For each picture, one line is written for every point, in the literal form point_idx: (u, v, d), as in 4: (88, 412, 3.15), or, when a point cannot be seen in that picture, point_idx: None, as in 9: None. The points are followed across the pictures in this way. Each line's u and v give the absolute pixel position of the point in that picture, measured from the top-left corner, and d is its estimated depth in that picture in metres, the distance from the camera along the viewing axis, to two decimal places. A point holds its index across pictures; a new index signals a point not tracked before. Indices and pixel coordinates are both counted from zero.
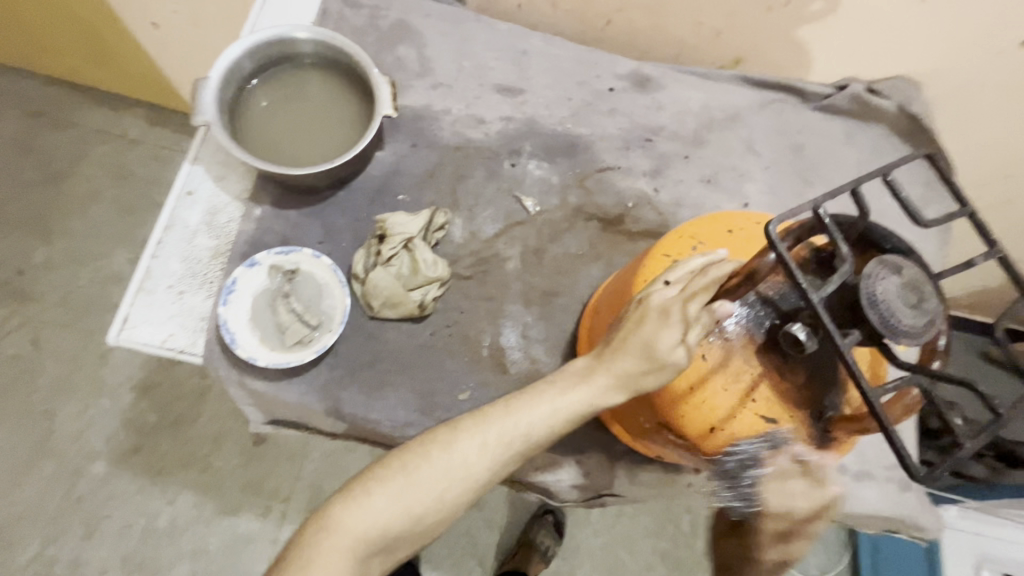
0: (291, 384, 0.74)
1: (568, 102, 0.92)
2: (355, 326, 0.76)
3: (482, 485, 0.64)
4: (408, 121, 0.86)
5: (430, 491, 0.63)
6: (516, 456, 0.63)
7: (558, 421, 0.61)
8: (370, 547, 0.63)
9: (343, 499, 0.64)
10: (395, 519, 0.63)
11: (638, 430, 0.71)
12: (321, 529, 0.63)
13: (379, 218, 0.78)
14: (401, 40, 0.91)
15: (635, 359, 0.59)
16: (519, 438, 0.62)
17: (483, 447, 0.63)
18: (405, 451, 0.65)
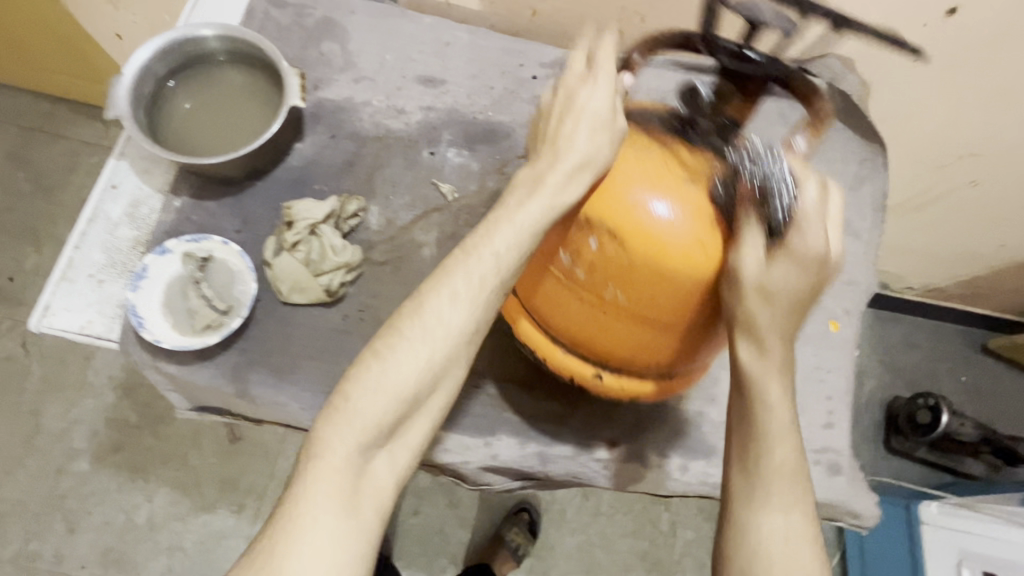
0: (201, 367, 0.75)
1: (490, 91, 0.94)
2: (268, 311, 0.78)
3: (471, 342, 0.57)
4: (328, 113, 0.89)
5: (413, 357, 0.55)
6: (494, 295, 0.57)
7: (522, 245, 0.57)
8: (366, 450, 0.53)
9: (329, 414, 0.53)
10: (385, 408, 0.53)
11: (583, 326, 0.64)
12: (312, 456, 0.51)
13: (286, 205, 0.80)
14: (325, 36, 0.93)
15: (581, 157, 0.57)
16: (490, 274, 0.57)
17: (455, 300, 0.56)
18: (373, 341, 0.56)
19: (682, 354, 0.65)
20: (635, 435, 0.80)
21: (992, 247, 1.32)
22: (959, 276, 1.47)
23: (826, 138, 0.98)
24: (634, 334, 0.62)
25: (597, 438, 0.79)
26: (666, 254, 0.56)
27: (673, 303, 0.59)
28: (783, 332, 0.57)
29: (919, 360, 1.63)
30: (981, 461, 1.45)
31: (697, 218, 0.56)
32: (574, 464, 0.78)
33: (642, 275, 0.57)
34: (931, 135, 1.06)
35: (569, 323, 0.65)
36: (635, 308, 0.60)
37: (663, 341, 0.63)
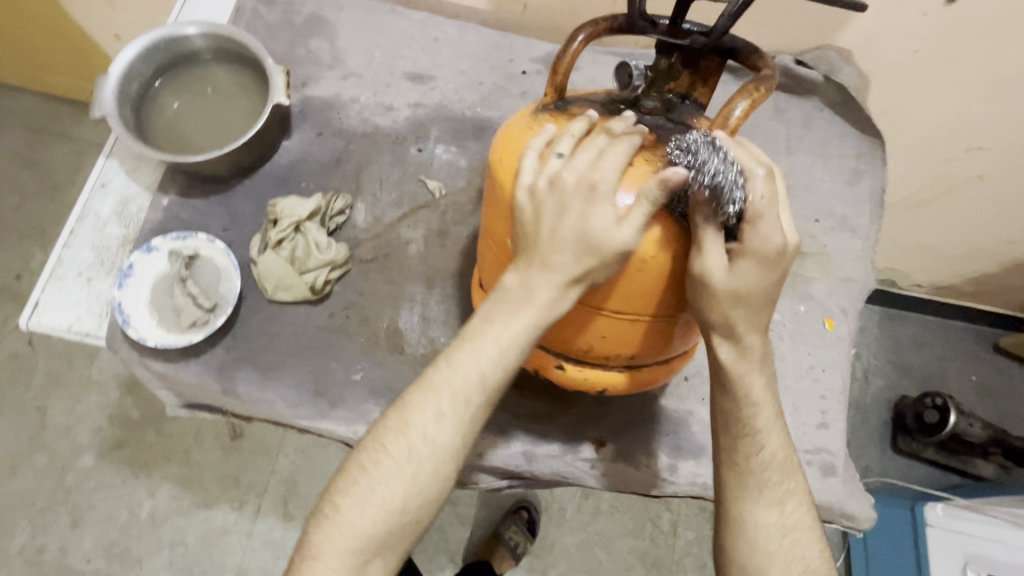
0: (188, 364, 0.76)
1: (479, 87, 0.93)
2: (255, 308, 0.79)
3: (461, 456, 0.54)
4: (315, 110, 0.89)
5: (402, 481, 0.52)
6: (482, 411, 0.53)
7: (509, 350, 0.51)
8: (362, 560, 0.51)
9: (319, 522, 0.53)
10: (375, 527, 0.51)
11: (567, 341, 0.61)
12: (308, 561, 0.52)
13: (271, 203, 0.80)
14: (314, 33, 0.93)
15: (576, 262, 0.50)
16: (473, 391, 0.52)
17: (440, 416, 0.52)
18: (357, 452, 0.54)
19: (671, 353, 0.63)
20: (624, 434, 0.79)
21: (1001, 243, 1.28)
22: (968, 273, 1.43)
23: (823, 133, 0.96)
24: (622, 347, 0.59)
25: (584, 437, 0.78)
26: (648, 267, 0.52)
27: (651, 304, 0.55)
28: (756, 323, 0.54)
29: (929, 360, 1.59)
30: (991, 462, 1.44)
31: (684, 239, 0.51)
32: (561, 464, 0.77)
33: (632, 298, 0.54)
34: (935, 127, 1.03)
35: (554, 339, 0.61)
36: (622, 325, 0.57)
37: (656, 347, 0.60)
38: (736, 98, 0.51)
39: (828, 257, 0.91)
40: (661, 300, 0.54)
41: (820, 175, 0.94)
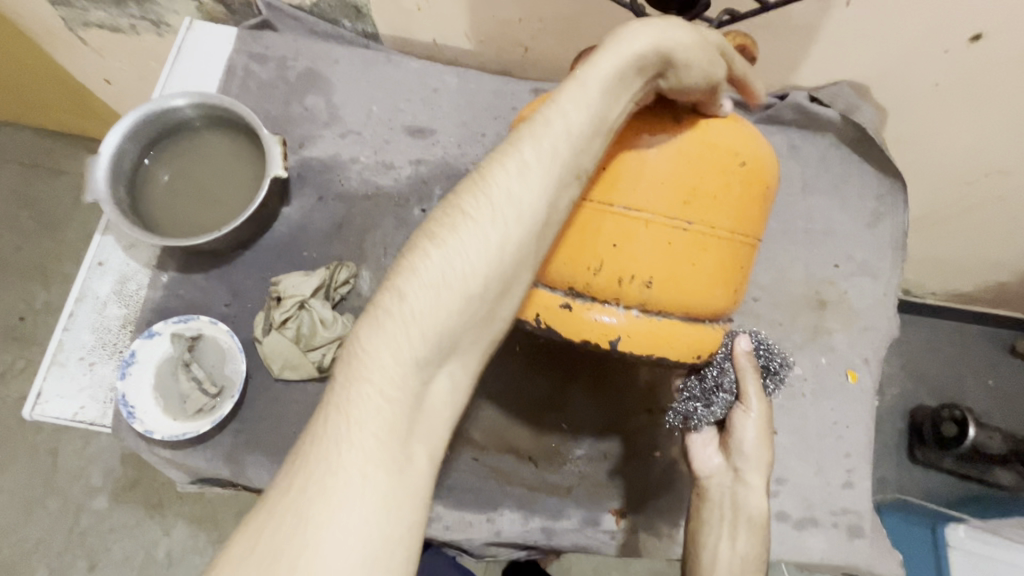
0: (197, 451, 0.74)
1: (482, 139, 0.90)
2: (262, 388, 0.77)
3: (544, 228, 0.45)
4: (314, 173, 0.86)
5: (481, 251, 0.42)
6: (572, 171, 0.45)
7: (600, 101, 0.45)
8: (421, 356, 0.41)
9: (371, 323, 0.42)
10: (451, 313, 0.41)
11: (580, 261, 0.55)
12: (356, 369, 0.41)
13: (275, 279, 0.78)
14: (309, 90, 0.90)
15: (668, 44, 0.46)
16: (564, 141, 0.44)
17: (525, 175, 0.44)
18: (425, 229, 0.44)
19: (695, 301, 0.55)
20: (644, 504, 0.77)
21: (996, 262, 1.19)
22: (985, 283, 1.31)
23: (841, 172, 0.92)
24: (641, 262, 0.53)
25: (604, 508, 0.77)
26: (689, 153, 0.52)
27: (698, 205, 0.53)
28: (762, 466, 0.70)
29: (944, 368, 1.46)
30: (1010, 470, 1.31)
31: (716, 131, 0.53)
32: (581, 536, 0.75)
33: (661, 180, 0.52)
34: (961, 143, 0.91)
35: (565, 263, 0.55)
36: (643, 221, 0.53)
37: (683, 281, 0.54)
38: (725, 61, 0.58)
39: (848, 304, 0.88)
40: (685, 194, 0.52)
41: (838, 217, 0.91)
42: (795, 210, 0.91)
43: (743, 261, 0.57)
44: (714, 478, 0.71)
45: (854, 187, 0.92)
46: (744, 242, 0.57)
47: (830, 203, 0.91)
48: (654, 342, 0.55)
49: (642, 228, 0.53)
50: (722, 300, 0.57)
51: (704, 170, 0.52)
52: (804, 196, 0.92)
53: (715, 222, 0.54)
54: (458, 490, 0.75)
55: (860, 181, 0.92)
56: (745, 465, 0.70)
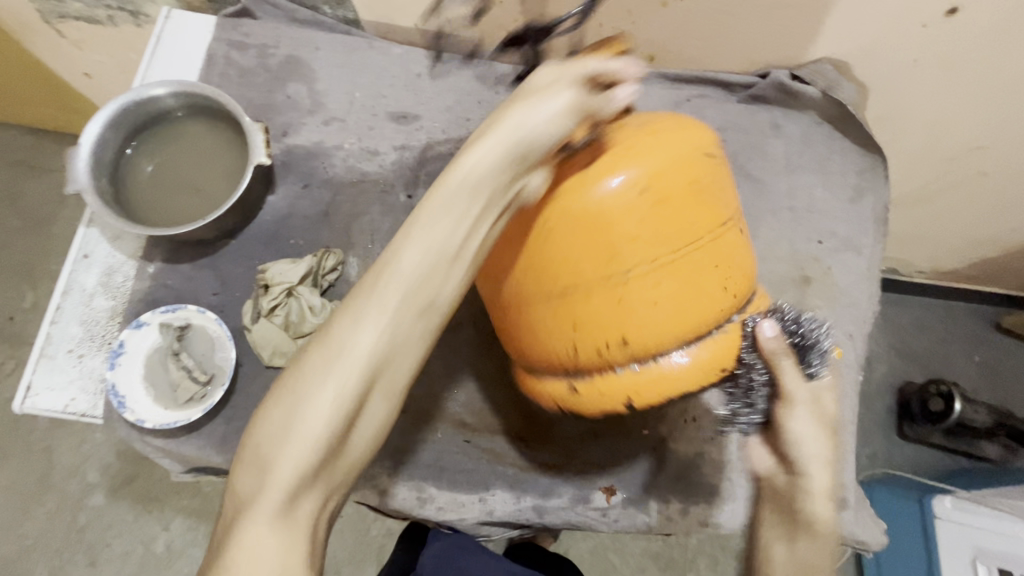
0: (190, 439, 0.75)
1: (466, 123, 0.90)
2: (252, 376, 0.77)
3: (389, 363, 0.48)
4: (299, 162, 0.86)
5: (348, 376, 0.46)
6: (409, 306, 0.48)
7: (432, 236, 0.49)
8: (288, 499, 0.45)
9: (241, 469, 0.47)
10: (309, 457, 0.45)
11: (558, 340, 0.57)
12: (233, 519, 0.46)
13: (262, 268, 0.78)
14: (290, 77, 0.90)
15: (528, 114, 0.50)
16: (392, 284, 0.48)
17: (359, 322, 0.47)
18: (280, 381, 0.48)
19: (689, 326, 0.54)
20: (633, 481, 0.79)
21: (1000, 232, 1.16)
22: (971, 258, 1.29)
23: (823, 150, 0.93)
24: (608, 325, 0.54)
25: (594, 486, 0.78)
26: (607, 198, 0.51)
27: (639, 247, 0.52)
28: (822, 458, 0.60)
29: (929, 343, 1.45)
30: (995, 443, 1.33)
31: (642, 152, 0.51)
32: (571, 514, 0.77)
33: (596, 236, 0.52)
34: (948, 115, 0.90)
35: (549, 349, 0.58)
36: (588, 282, 0.53)
37: (655, 323, 0.54)
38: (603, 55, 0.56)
39: (832, 279, 0.89)
40: (618, 242, 0.52)
41: (820, 194, 0.92)
42: (777, 188, 0.92)
43: (719, 272, 0.55)
44: (771, 478, 0.62)
45: (836, 164, 0.93)
46: (708, 258, 0.54)
47: (813, 181, 0.92)
48: (662, 389, 0.54)
49: (592, 296, 0.54)
50: (715, 315, 0.55)
51: (627, 208, 0.51)
52: (786, 174, 0.93)
53: (661, 247, 0.52)
54: (449, 471, 0.77)
55: (841, 159, 0.93)
56: (803, 459, 0.60)
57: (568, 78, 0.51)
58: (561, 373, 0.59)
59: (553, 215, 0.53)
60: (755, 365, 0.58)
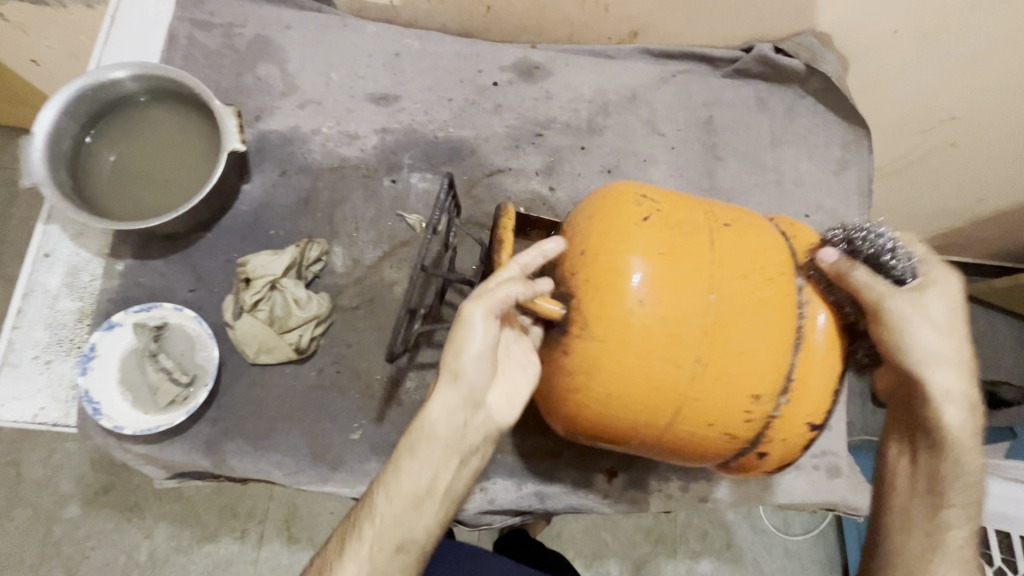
0: (174, 444, 0.71)
1: (449, 104, 0.87)
2: (236, 374, 0.74)
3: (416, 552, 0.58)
4: (274, 147, 0.82)
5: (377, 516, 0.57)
6: (414, 508, 0.57)
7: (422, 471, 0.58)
8: None
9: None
10: None
11: (705, 438, 0.58)
12: None
13: (242, 260, 0.73)
14: (260, 58, 0.85)
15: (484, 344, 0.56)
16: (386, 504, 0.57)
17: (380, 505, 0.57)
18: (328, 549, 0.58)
19: (786, 340, 0.57)
20: (634, 462, 0.78)
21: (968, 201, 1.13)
22: (936, 232, 1.26)
23: (807, 123, 0.93)
24: (732, 399, 0.56)
25: (595, 469, 0.78)
26: (628, 311, 0.55)
27: (686, 329, 0.55)
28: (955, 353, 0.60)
29: None
30: None
31: (604, 248, 0.57)
32: (574, 497, 0.77)
33: (646, 346, 0.55)
34: (945, 75, 0.85)
35: (707, 440, 0.58)
36: (671, 393, 0.56)
37: (756, 372, 0.56)
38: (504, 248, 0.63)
39: None
40: (668, 332, 0.55)
41: (806, 168, 0.92)
42: (765, 162, 0.92)
43: (760, 296, 0.57)
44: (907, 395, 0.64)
45: (821, 137, 0.93)
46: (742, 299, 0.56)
47: (798, 155, 0.92)
48: (814, 397, 0.57)
49: (692, 391, 0.56)
50: (788, 315, 0.57)
51: (654, 310, 0.55)
52: (772, 148, 0.92)
53: (688, 322, 0.55)
54: None
55: (825, 132, 0.93)
56: (931, 364, 0.60)
57: (480, 288, 0.56)
58: (736, 455, 0.60)
59: (600, 355, 0.56)
60: (840, 294, 0.59)
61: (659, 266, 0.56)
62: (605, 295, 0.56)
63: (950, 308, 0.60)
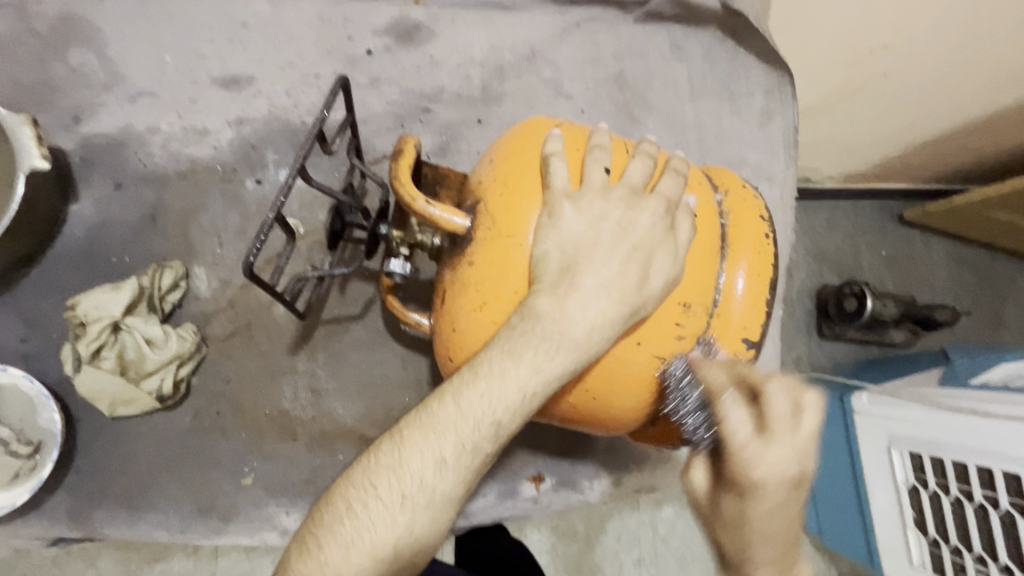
0: (29, 520, 0.62)
1: (316, 81, 0.73)
2: (95, 430, 0.64)
3: (428, 547, 0.44)
4: (102, 155, 0.68)
5: (391, 528, 0.42)
6: (412, 519, 0.43)
7: (412, 479, 0.43)
8: None
9: None
10: None
11: (643, 374, 0.48)
12: None
13: (74, 301, 0.62)
14: (69, 42, 0.69)
15: (613, 249, 0.44)
16: (363, 525, 0.42)
17: (357, 523, 0.42)
18: None
19: (716, 238, 0.50)
20: (563, 462, 0.74)
21: (903, 129, 0.97)
22: (882, 160, 1.09)
23: (729, 68, 0.84)
24: (664, 312, 0.48)
25: (521, 476, 0.74)
26: (539, 196, 0.47)
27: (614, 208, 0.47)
28: (767, 539, 0.44)
29: (842, 243, 1.25)
30: (903, 327, 1.15)
31: (514, 146, 0.50)
32: (501, 509, 0.73)
33: None
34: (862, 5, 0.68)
35: (641, 374, 0.48)
36: None
37: (697, 271, 0.49)
38: (407, 161, 0.49)
39: None
40: None
41: (728, 121, 0.83)
42: (686, 117, 0.83)
43: (694, 187, 0.52)
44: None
45: (745, 83, 0.84)
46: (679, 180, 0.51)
47: (720, 106, 0.83)
48: (762, 310, 0.51)
49: None
50: (713, 216, 0.51)
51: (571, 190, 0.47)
52: (691, 101, 0.83)
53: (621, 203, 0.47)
54: None
55: (750, 78, 0.84)
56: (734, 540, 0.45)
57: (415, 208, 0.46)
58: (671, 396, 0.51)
59: (503, 245, 0.46)
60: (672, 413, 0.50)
61: (577, 151, 0.49)
62: (516, 181, 0.47)
63: (769, 494, 0.43)
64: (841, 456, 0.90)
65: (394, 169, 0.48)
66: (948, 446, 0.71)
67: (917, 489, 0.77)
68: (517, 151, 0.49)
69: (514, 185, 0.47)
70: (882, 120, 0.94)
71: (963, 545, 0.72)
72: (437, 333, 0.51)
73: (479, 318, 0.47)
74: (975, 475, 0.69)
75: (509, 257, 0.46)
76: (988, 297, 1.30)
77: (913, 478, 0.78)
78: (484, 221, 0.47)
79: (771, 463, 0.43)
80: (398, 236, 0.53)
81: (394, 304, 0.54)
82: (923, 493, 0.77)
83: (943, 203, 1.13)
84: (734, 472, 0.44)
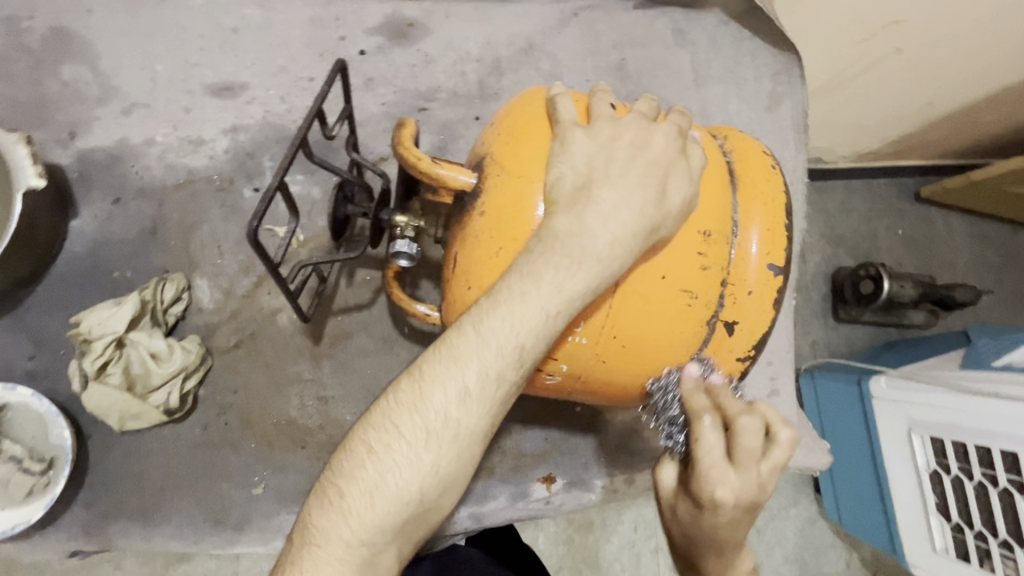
0: (45, 536, 0.63)
1: (309, 84, 0.72)
2: (107, 446, 0.65)
3: (453, 488, 0.43)
4: (99, 169, 0.68)
5: (415, 471, 0.41)
6: (438, 455, 0.41)
7: (437, 414, 0.41)
8: None
9: None
10: None
11: (667, 307, 0.46)
12: None
13: (78, 320, 0.63)
14: (62, 57, 0.69)
15: (627, 166, 0.43)
16: (386, 467, 0.41)
17: (380, 463, 0.41)
18: (288, 553, 0.41)
19: (725, 170, 0.50)
20: (574, 461, 0.74)
21: (918, 105, 0.93)
22: (896, 137, 1.06)
23: (733, 53, 0.81)
24: (683, 237, 0.46)
25: (532, 477, 0.73)
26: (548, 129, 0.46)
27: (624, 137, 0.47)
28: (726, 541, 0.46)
29: (858, 225, 1.21)
30: (921, 307, 1.11)
31: (517, 99, 0.50)
32: (512, 512, 0.71)
33: None
34: None
35: (664, 308, 0.46)
36: None
37: (711, 199, 0.48)
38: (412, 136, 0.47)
39: None
40: None
41: (735, 107, 0.80)
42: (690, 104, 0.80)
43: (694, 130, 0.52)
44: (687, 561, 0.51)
45: (750, 66, 0.81)
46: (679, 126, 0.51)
47: (726, 92, 0.80)
48: (784, 234, 0.49)
49: None
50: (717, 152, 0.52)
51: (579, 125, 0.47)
52: (696, 87, 0.80)
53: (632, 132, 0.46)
54: None
55: (755, 60, 0.81)
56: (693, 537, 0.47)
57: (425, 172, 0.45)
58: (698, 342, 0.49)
59: (514, 179, 0.45)
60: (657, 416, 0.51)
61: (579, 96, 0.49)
62: (523, 122, 0.47)
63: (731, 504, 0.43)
64: (861, 444, 0.88)
65: (400, 141, 0.46)
66: (970, 431, 0.68)
67: (940, 474, 0.75)
68: (519, 100, 0.50)
69: (519, 129, 0.47)
70: (897, 98, 0.90)
71: (987, 530, 0.69)
72: (449, 295, 0.49)
73: (496, 262, 0.45)
74: (998, 460, 0.66)
75: (520, 189, 0.45)
76: (1012, 277, 1.25)
77: (934, 463, 0.75)
78: (491, 166, 0.47)
79: (733, 489, 0.42)
80: (404, 220, 0.51)
81: (399, 296, 0.52)
82: (945, 479, 0.74)
83: (965, 178, 1.07)
84: (701, 494, 0.44)
